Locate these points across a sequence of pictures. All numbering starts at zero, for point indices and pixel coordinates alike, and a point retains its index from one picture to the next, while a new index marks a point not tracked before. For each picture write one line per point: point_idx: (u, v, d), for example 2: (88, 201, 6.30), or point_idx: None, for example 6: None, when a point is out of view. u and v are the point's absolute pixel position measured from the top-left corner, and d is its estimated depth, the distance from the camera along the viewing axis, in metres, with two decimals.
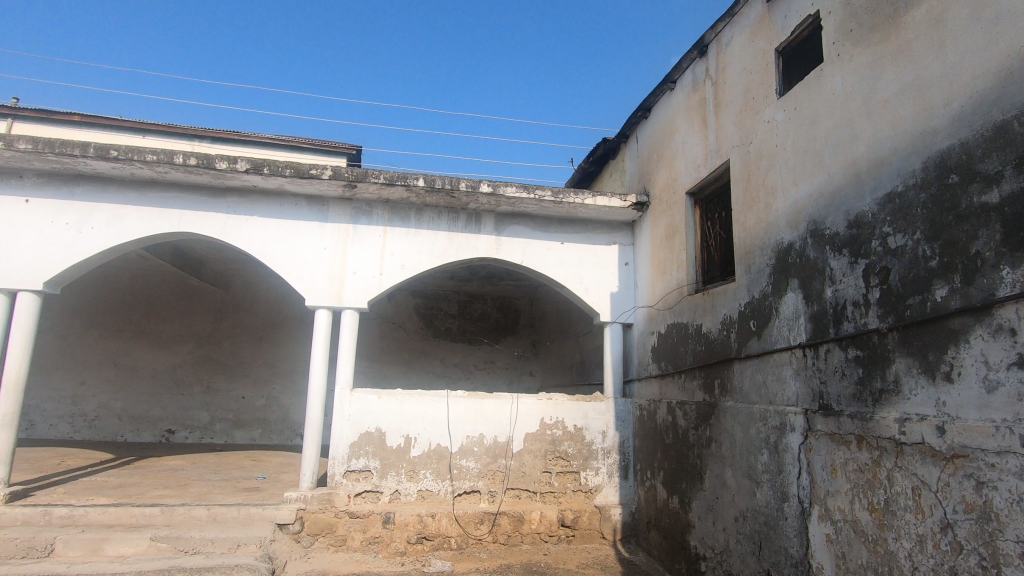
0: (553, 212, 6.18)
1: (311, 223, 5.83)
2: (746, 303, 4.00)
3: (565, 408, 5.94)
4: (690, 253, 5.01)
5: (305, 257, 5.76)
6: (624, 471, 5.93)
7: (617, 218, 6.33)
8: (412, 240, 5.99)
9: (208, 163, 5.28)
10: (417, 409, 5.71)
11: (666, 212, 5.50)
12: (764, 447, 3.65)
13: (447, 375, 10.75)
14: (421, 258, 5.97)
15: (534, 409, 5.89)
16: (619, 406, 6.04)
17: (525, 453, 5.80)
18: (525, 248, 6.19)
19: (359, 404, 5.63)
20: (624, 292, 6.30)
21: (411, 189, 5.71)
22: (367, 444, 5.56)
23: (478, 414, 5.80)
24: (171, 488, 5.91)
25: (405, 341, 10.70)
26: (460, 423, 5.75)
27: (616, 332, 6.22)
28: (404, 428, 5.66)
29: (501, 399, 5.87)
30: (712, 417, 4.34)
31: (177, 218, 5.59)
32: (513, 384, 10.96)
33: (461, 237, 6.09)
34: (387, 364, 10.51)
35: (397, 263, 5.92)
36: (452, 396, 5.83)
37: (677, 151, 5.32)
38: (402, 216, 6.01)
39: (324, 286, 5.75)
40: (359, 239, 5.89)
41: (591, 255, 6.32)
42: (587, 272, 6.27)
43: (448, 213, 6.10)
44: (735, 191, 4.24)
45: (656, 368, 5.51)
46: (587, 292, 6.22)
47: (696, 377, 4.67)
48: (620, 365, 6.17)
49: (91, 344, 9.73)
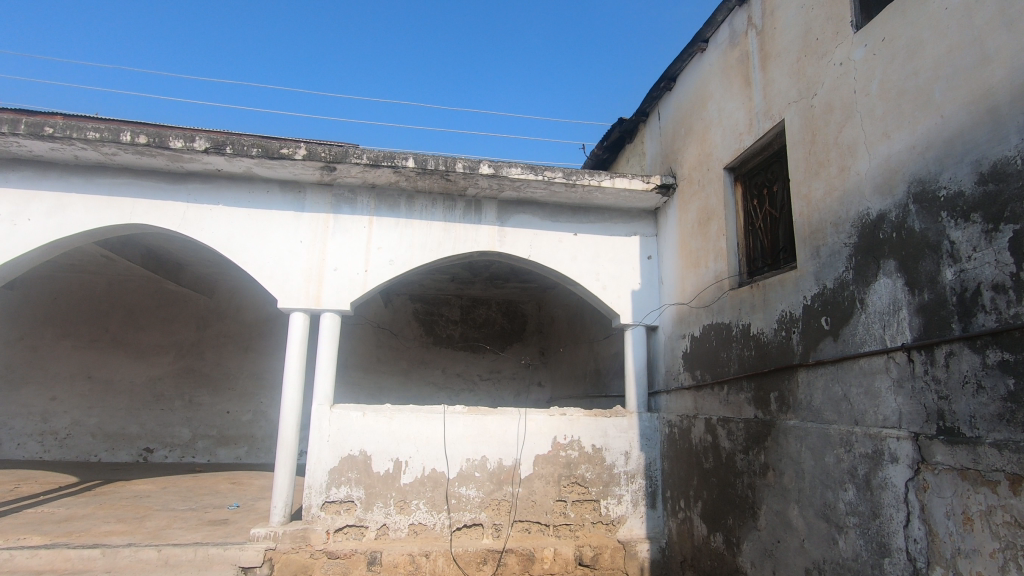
0: (564, 198, 5.37)
1: (285, 212, 5.05)
2: (814, 295, 3.16)
3: (580, 425, 5.10)
4: (731, 239, 4.18)
5: (278, 251, 4.97)
6: (652, 500, 5.07)
7: (638, 204, 5.50)
8: (402, 232, 5.19)
9: (161, 142, 4.50)
10: (408, 427, 4.89)
11: (698, 195, 4.68)
12: (848, 481, 2.81)
13: (448, 386, 9.93)
14: (413, 253, 5.17)
15: (545, 426, 5.05)
16: (644, 422, 5.20)
17: (535, 479, 4.96)
18: (532, 240, 5.38)
19: (340, 422, 4.82)
20: (647, 289, 5.46)
21: (400, 171, 4.91)
22: (350, 469, 4.74)
23: (481, 433, 4.97)
24: (125, 522, 5.10)
25: (403, 350, 9.88)
26: (459, 443, 4.92)
27: (639, 336, 5.37)
28: (393, 450, 4.83)
29: (506, 415, 5.03)
30: (767, 438, 3.49)
31: (130, 207, 4.82)
32: (521, 396, 10.12)
33: (459, 229, 5.28)
34: (384, 376, 9.69)
35: (385, 259, 5.12)
36: (449, 411, 5.00)
37: (712, 120, 4.50)
38: (390, 205, 5.22)
39: (300, 286, 4.95)
40: (340, 231, 5.09)
41: (610, 248, 5.50)
42: (605, 267, 5.45)
43: (444, 200, 5.31)
44: (793, 158, 3.42)
45: (689, 378, 4.66)
46: (605, 290, 5.39)
47: (744, 390, 3.82)
48: (644, 374, 5.32)
49: (64, 356, 9.00)
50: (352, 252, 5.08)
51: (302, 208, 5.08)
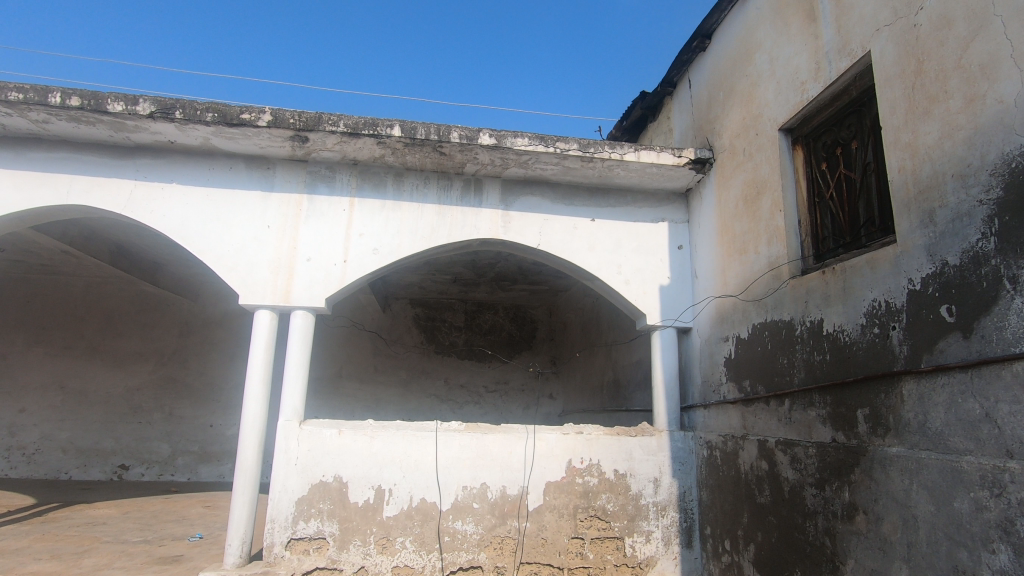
0: (580, 177, 4.57)
1: (251, 192, 4.29)
2: (927, 277, 2.32)
3: (600, 447, 4.25)
4: (790, 215, 3.35)
5: (241, 238, 4.21)
6: (687, 537, 4.20)
7: (666, 184, 4.68)
8: (388, 217, 4.41)
9: (97, 104, 3.76)
10: (392, 449, 4.07)
11: (744, 168, 3.85)
12: (999, 539, 1.96)
13: (451, 399, 9.10)
14: (401, 242, 4.38)
15: (558, 447, 4.21)
16: (677, 443, 4.33)
17: (546, 512, 4.11)
18: (542, 226, 4.57)
19: (312, 442, 4.01)
20: (677, 284, 4.63)
21: (384, 142, 4.12)
22: (323, 499, 3.93)
23: (480, 455, 4.14)
24: (61, 558, 4.31)
25: (401, 358, 9.08)
26: (454, 468, 4.09)
27: (669, 339, 4.53)
28: (373, 476, 4.01)
29: (511, 435, 4.19)
30: (856, 471, 2.63)
31: (66, 186, 4.08)
32: (531, 410, 9.27)
33: (456, 213, 4.49)
34: (381, 387, 8.88)
35: (368, 247, 4.33)
36: (443, 430, 4.18)
37: (762, 74, 3.69)
38: (375, 184, 4.44)
39: (267, 278, 4.17)
40: (315, 215, 4.32)
41: (634, 236, 4.68)
42: (627, 258, 4.63)
43: (438, 180, 4.52)
44: (886, 98, 2.59)
45: (735, 389, 3.81)
46: (627, 285, 4.56)
47: (815, 406, 2.97)
48: (675, 384, 4.47)
49: (34, 365, 8.30)
50: (329, 239, 4.30)
51: (272, 187, 4.31)
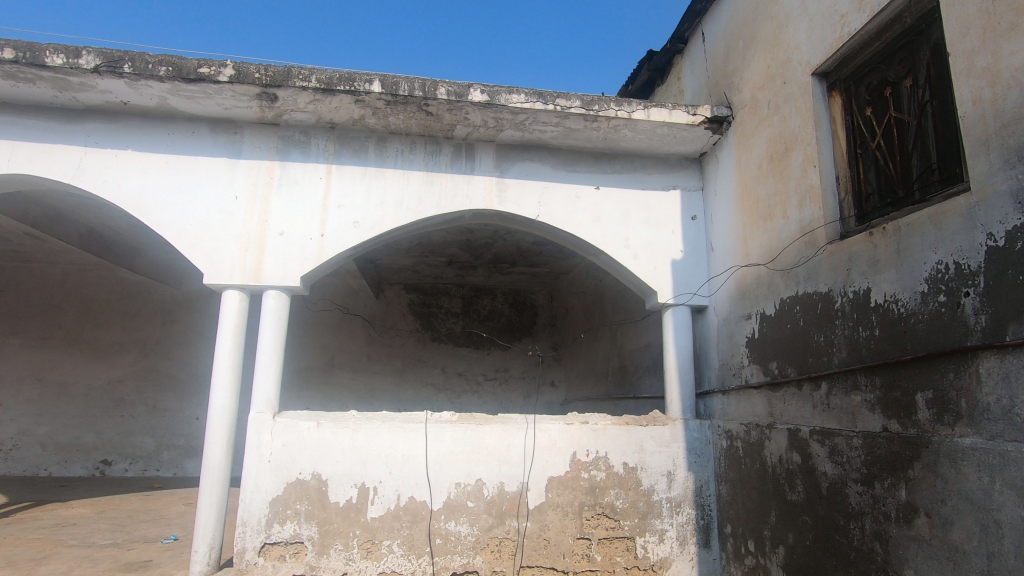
0: (582, 140, 4.12)
1: (216, 160, 3.85)
2: (1013, 230, 1.90)
3: (608, 438, 3.84)
4: (827, 171, 2.91)
5: (205, 211, 3.77)
6: (704, 537, 3.80)
7: (679, 148, 4.23)
8: (370, 185, 3.97)
9: (33, 57, 3.30)
10: (377, 443, 3.66)
11: (769, 122, 3.41)
12: None
13: (448, 388, 8.70)
14: (385, 213, 3.94)
15: (560, 439, 3.80)
16: (692, 433, 3.92)
17: (548, 510, 3.71)
18: (541, 195, 4.13)
19: (287, 436, 3.60)
20: (691, 257, 4.19)
21: (363, 100, 3.67)
22: (299, 499, 3.53)
23: (475, 448, 3.73)
24: (17, 566, 3.93)
25: (396, 346, 8.67)
26: (446, 463, 3.69)
27: (682, 319, 4.10)
28: (356, 473, 3.60)
29: (508, 426, 3.78)
30: (917, 465, 2.23)
31: (6, 153, 3.63)
32: (532, 398, 8.88)
33: (446, 181, 4.05)
34: (375, 377, 8.47)
35: (348, 219, 3.89)
36: (434, 420, 3.77)
37: (791, 13, 3.23)
38: (355, 149, 4.00)
39: (235, 255, 3.74)
40: (289, 185, 3.88)
41: (643, 206, 4.24)
42: (635, 230, 4.19)
43: (426, 145, 4.08)
44: (956, 18, 2.15)
45: (759, 372, 3.40)
46: (636, 260, 4.13)
47: (861, 389, 2.56)
48: (689, 368, 4.05)
49: (10, 357, 7.89)
50: (304, 211, 3.86)
51: (239, 154, 3.87)
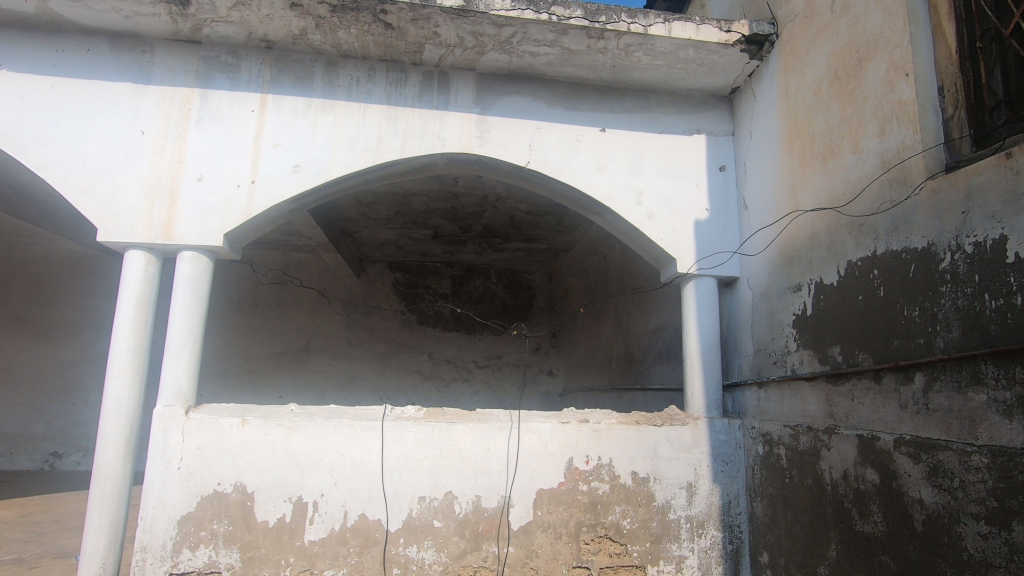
0: (585, 67, 3.28)
1: (117, 84, 3.02)
2: None
3: (613, 441, 3.06)
4: (926, 79, 2.10)
5: (101, 149, 2.95)
6: (733, 566, 3.03)
7: (705, 81, 3.40)
8: (317, 121, 3.14)
9: None
10: (319, 446, 2.87)
11: (832, 30, 2.58)
12: None
13: (436, 376, 7.91)
14: (335, 157, 3.12)
15: (553, 441, 3.02)
16: (719, 435, 3.14)
17: (537, 532, 2.93)
18: (533, 137, 3.31)
19: (204, 437, 2.82)
20: (719, 217, 3.38)
21: (300, 4, 2.84)
22: (217, 518, 2.76)
23: (444, 452, 2.95)
24: None
25: (378, 329, 7.86)
26: (408, 472, 2.90)
27: (707, 293, 3.30)
28: (291, 484, 2.83)
29: (487, 425, 2.99)
30: None
31: None
32: (527, 388, 8.11)
33: (412, 117, 3.22)
34: (355, 363, 7.69)
35: (287, 161, 3.07)
36: (393, 417, 2.98)
37: None
38: (298, 76, 3.16)
39: (140, 205, 2.93)
40: (212, 118, 3.06)
41: (659, 153, 3.41)
42: (650, 182, 3.37)
43: (389, 72, 3.25)
44: None
45: (814, 359, 2.60)
46: (650, 219, 3.32)
47: (984, 385, 1.77)
48: (714, 354, 3.25)
49: None
50: (231, 151, 3.04)
51: (148, 78, 3.04)
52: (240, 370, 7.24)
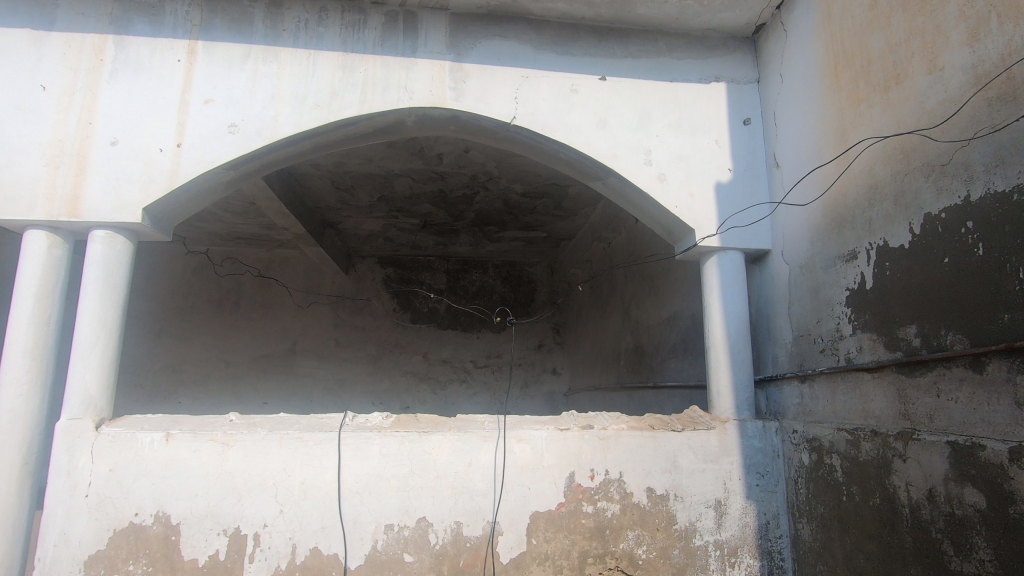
0: (580, 2, 2.74)
1: (13, 30, 2.49)
2: None
3: (623, 451, 2.51)
4: None
5: None
6: None
7: (723, 17, 2.85)
8: (258, 71, 2.61)
9: None
10: (263, 465, 2.34)
11: None
12: None
13: (431, 378, 7.37)
14: (280, 113, 2.59)
15: (550, 453, 2.47)
16: (752, 441, 2.58)
17: (532, 566, 2.38)
18: (519, 88, 2.76)
19: (120, 456, 2.29)
20: (744, 179, 2.82)
21: None
22: (134, 557, 2.22)
23: (416, 470, 2.40)
24: None
25: (369, 328, 7.33)
26: (371, 495, 2.36)
27: (732, 270, 2.75)
28: (228, 512, 2.29)
29: (468, 435, 2.45)
30: None
31: None
32: (530, 389, 7.56)
33: (373, 66, 2.68)
34: (345, 365, 7.16)
35: (222, 120, 2.55)
36: (354, 428, 2.44)
37: None
38: (236, 19, 2.64)
39: (39, 175, 2.40)
40: (130, 70, 2.53)
41: (671, 104, 2.86)
42: (661, 138, 2.82)
43: (345, 13, 2.72)
44: None
45: (877, 344, 2.04)
46: (662, 182, 2.77)
47: None
48: (743, 342, 2.70)
49: None
50: (154, 107, 2.52)
51: (51, 23, 2.52)
52: (220, 375, 6.73)
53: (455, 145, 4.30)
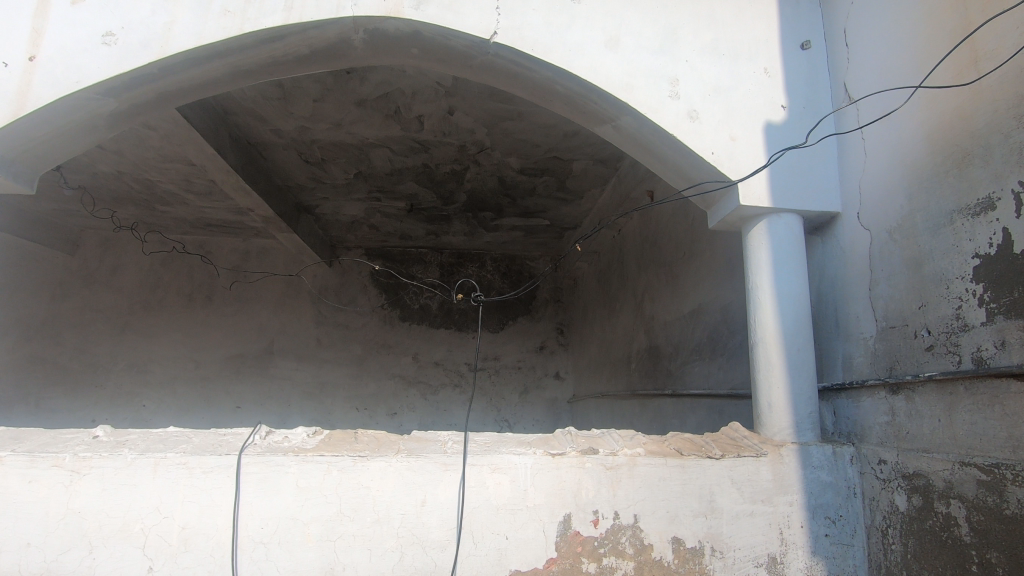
0: None
1: None
2: None
3: (638, 485, 1.80)
4: None
5: None
6: None
7: None
8: None
9: None
10: (127, 503, 1.65)
11: None
12: None
13: (421, 381, 6.65)
14: (175, 20, 1.91)
15: (536, 488, 1.77)
16: (819, 475, 1.87)
17: None
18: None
19: None
20: (804, 120, 2.11)
21: None
22: None
23: (346, 511, 1.70)
24: None
25: (353, 326, 6.62)
26: (279, 547, 1.66)
27: (788, 241, 2.04)
28: (72, 571, 1.60)
29: (423, 462, 1.75)
30: None
31: None
32: (530, 395, 6.82)
33: None
34: (326, 367, 6.44)
35: (95, 28, 1.88)
36: (262, 451, 1.74)
37: None
38: None
39: None
40: None
41: (704, 22, 2.16)
42: (693, 65, 2.12)
43: None
44: None
45: None
46: (693, 122, 2.06)
47: None
48: (803, 337, 1.98)
49: None
50: (5, 12, 1.87)
51: None
52: (188, 377, 6.06)
53: (436, 105, 3.64)
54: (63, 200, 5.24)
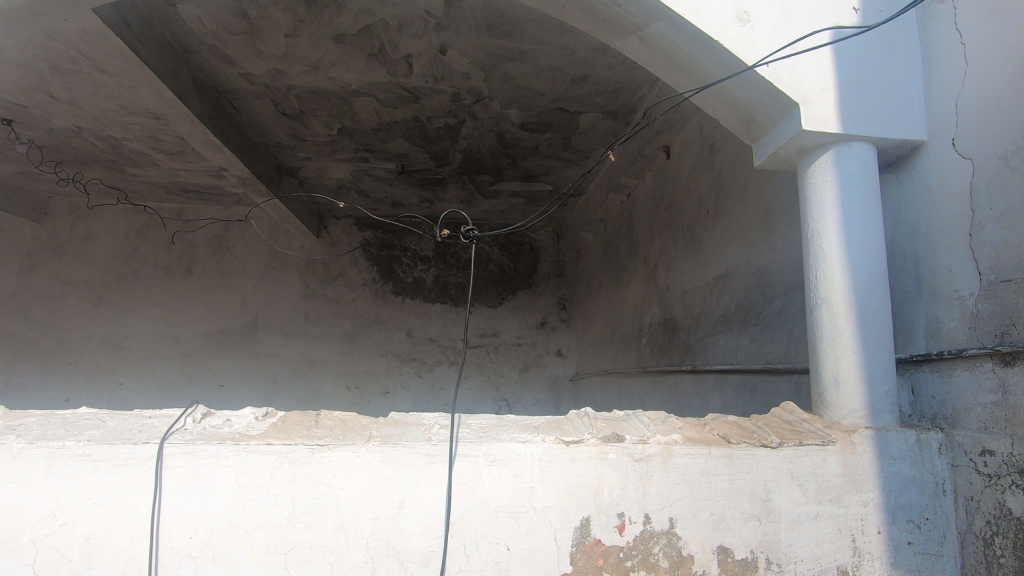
0: None
1: None
2: None
3: (675, 481, 1.42)
4: None
5: None
6: None
7: None
8: None
9: None
10: (13, 506, 1.26)
11: None
12: None
13: (416, 358, 6.27)
14: None
15: (545, 483, 1.38)
16: (901, 468, 1.49)
17: None
18: None
19: None
20: (882, 27, 1.69)
21: None
22: None
23: (301, 514, 1.32)
24: None
25: (343, 299, 6.20)
26: (212, 561, 1.28)
27: (859, 175, 1.63)
28: None
29: (400, 452, 1.36)
30: None
31: None
32: (531, 373, 6.46)
33: None
34: (314, 343, 6.05)
35: None
36: (193, 439, 1.35)
37: None
38: None
39: None
40: None
41: None
42: None
43: None
44: None
45: None
46: (744, 27, 1.63)
47: None
48: (878, 295, 1.58)
49: None
50: None
51: None
52: (167, 354, 5.67)
53: (426, 42, 3.19)
54: (22, 161, 4.78)
